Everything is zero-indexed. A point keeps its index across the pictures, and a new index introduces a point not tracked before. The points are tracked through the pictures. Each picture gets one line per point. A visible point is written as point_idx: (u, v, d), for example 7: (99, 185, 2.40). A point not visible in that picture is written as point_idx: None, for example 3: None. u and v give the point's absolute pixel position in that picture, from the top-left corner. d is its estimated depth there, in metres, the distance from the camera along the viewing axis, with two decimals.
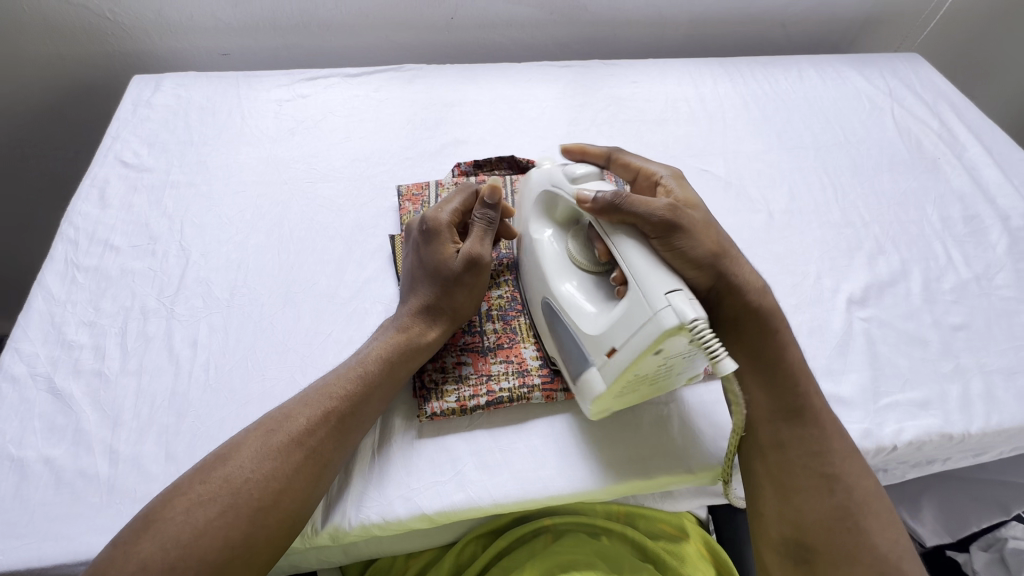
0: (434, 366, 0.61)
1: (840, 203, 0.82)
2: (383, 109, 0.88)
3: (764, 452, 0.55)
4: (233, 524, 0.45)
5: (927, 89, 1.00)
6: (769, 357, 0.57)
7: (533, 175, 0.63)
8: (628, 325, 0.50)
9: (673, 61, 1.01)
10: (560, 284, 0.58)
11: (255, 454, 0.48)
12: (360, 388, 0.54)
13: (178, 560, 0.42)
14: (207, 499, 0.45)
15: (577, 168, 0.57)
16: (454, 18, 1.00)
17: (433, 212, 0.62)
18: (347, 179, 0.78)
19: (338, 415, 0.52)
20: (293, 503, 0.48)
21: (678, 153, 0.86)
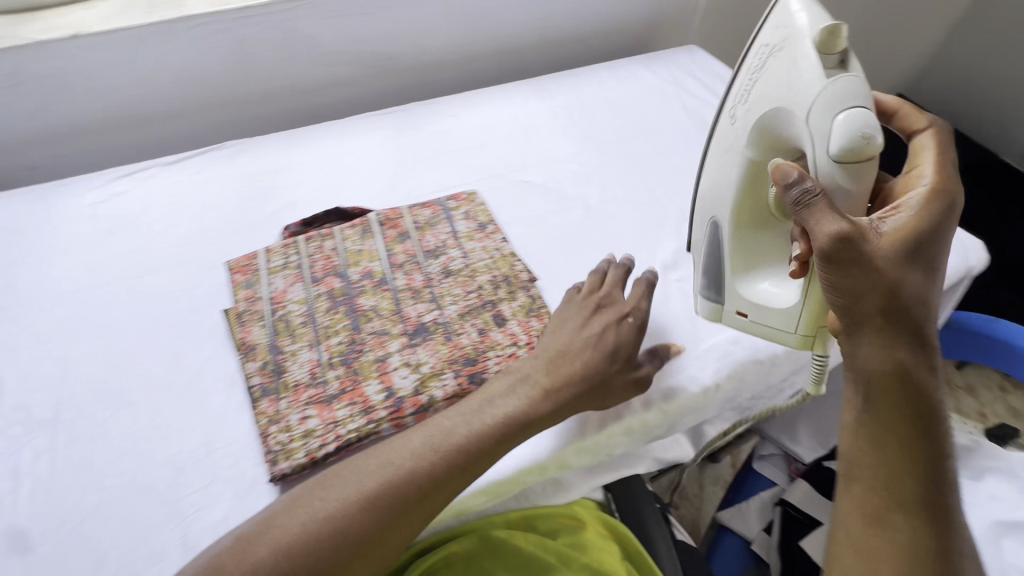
0: (279, 429, 0.60)
1: (645, 185, 0.92)
2: (206, 189, 0.88)
3: (893, 457, 0.48)
4: (326, 544, 0.50)
5: (705, 72, 1.16)
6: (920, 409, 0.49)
7: (813, 91, 0.53)
8: (774, 322, 0.65)
9: (487, 90, 1.10)
10: (733, 236, 0.66)
11: (354, 489, 0.53)
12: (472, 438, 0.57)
13: (277, 562, 0.48)
14: (338, 512, 0.51)
15: (837, 143, 0.51)
16: (270, 89, 1.03)
17: (633, 302, 0.69)
18: (175, 265, 0.78)
19: (452, 469, 0.55)
20: (367, 543, 0.51)
21: (500, 170, 0.93)
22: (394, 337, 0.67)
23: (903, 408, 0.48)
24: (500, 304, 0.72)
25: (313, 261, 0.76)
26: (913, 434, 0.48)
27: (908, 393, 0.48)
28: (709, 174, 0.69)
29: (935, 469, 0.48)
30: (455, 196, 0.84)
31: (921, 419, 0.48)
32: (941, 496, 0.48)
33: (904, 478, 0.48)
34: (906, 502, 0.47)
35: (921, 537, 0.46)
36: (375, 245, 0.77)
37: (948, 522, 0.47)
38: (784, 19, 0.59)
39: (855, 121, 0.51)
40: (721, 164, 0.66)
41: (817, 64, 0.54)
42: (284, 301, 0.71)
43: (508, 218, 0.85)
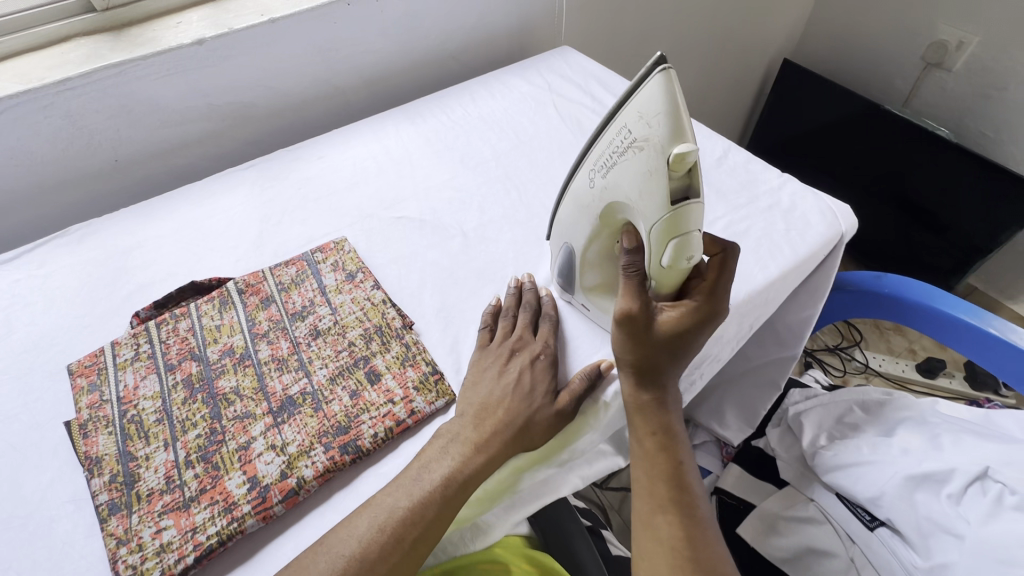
0: (129, 549, 0.54)
1: (524, 201, 0.90)
2: (50, 284, 0.81)
3: (656, 475, 0.58)
4: None
5: (578, 73, 1.15)
6: (668, 430, 0.60)
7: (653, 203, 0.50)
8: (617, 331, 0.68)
9: (357, 125, 1.06)
10: (581, 257, 0.64)
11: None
12: (410, 517, 0.55)
13: None
14: None
15: (665, 258, 0.53)
16: (119, 159, 0.96)
17: (542, 340, 0.67)
18: (14, 377, 0.70)
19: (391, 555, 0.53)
20: None
21: (373, 210, 0.89)
22: (258, 418, 0.62)
23: (648, 428, 0.60)
24: (374, 359, 0.68)
25: (167, 347, 0.70)
26: (657, 449, 0.59)
27: (649, 415, 0.60)
28: (569, 200, 0.63)
29: (682, 478, 0.58)
30: (321, 248, 0.79)
31: (665, 436, 0.60)
32: (691, 502, 0.57)
33: (658, 487, 0.58)
34: (663, 510, 0.57)
35: (674, 539, 0.55)
36: (235, 316, 0.72)
37: (700, 525, 0.56)
38: (650, 110, 0.47)
39: (679, 253, 0.52)
40: (582, 207, 0.60)
41: (666, 191, 0.49)
42: (135, 399, 0.65)
43: (382, 260, 0.81)
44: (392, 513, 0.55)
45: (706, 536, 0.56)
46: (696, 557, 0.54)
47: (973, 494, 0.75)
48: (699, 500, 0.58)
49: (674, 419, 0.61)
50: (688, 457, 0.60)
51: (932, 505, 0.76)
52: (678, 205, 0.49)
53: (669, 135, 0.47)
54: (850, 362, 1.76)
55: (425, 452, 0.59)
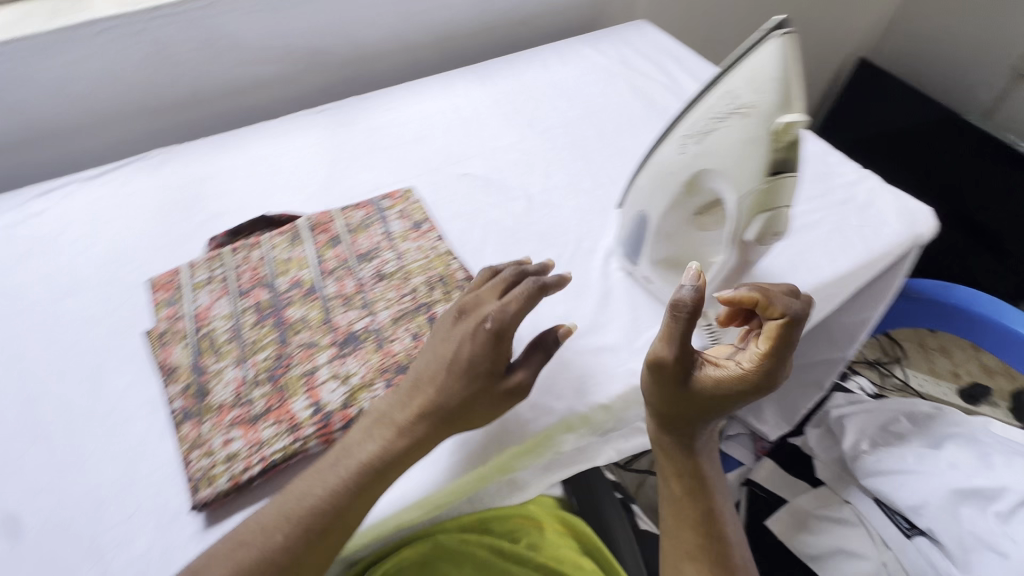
0: (201, 453, 0.58)
1: (590, 170, 0.89)
2: (130, 203, 0.84)
3: (688, 518, 0.63)
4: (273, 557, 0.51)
5: (653, 48, 1.12)
6: (696, 475, 0.63)
7: (747, 170, 0.49)
8: None
9: (428, 80, 1.06)
10: (654, 225, 0.64)
11: (251, 557, 0.50)
12: (341, 486, 0.53)
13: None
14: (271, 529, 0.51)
15: (750, 228, 0.52)
16: (198, 91, 0.98)
17: (500, 308, 0.58)
18: (98, 286, 0.74)
19: (343, 499, 0.53)
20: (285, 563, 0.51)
21: (440, 164, 0.90)
22: (323, 348, 0.65)
23: (677, 474, 0.63)
24: (436, 306, 0.69)
25: (239, 273, 0.72)
26: (685, 493, 0.63)
27: (678, 461, 0.63)
28: (652, 168, 0.61)
29: (712, 520, 0.63)
30: (389, 196, 0.80)
31: (695, 482, 0.63)
32: (718, 547, 0.62)
33: (686, 530, 0.62)
34: (689, 553, 0.61)
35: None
36: (304, 251, 0.74)
37: (727, 569, 0.61)
38: (764, 73, 0.47)
39: (766, 224, 0.51)
40: (664, 174, 0.58)
41: (764, 158, 0.48)
42: (209, 318, 0.68)
43: (446, 214, 0.82)
44: (327, 480, 0.53)
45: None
46: None
47: (1022, 516, 0.74)
48: (728, 541, 0.63)
49: (704, 465, 0.64)
50: (717, 497, 0.64)
51: (979, 522, 0.76)
52: (773, 175, 0.48)
53: (778, 102, 0.46)
54: (889, 377, 1.71)
55: (367, 417, 0.57)
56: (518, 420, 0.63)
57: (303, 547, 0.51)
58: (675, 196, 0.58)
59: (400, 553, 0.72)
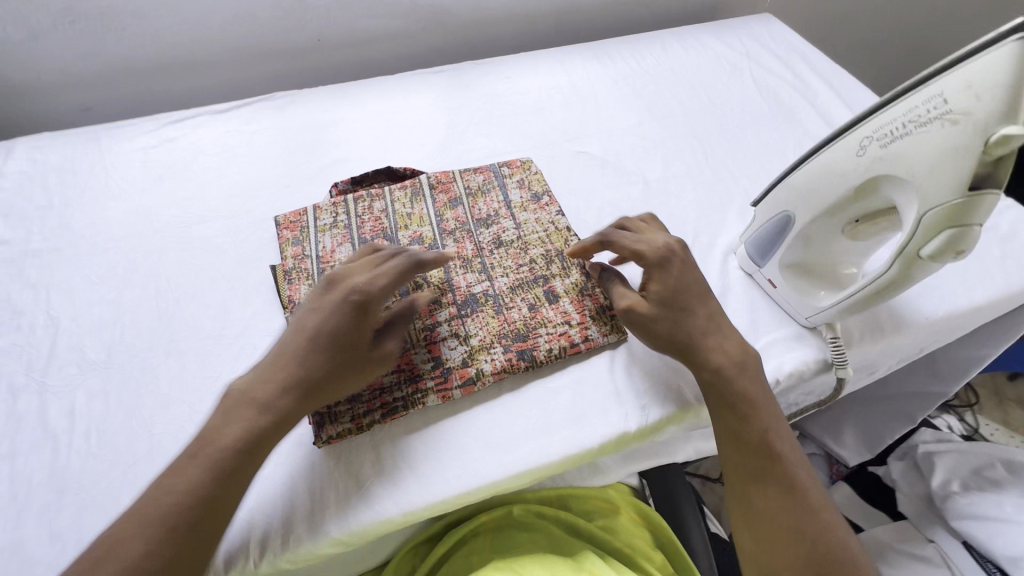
0: None
1: (710, 164, 0.86)
2: (256, 141, 0.86)
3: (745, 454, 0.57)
4: (151, 554, 0.45)
5: (780, 46, 1.07)
6: (747, 401, 0.58)
7: (945, 182, 0.46)
8: (803, 308, 0.66)
9: (544, 52, 1.04)
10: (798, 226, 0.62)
11: (111, 571, 0.44)
12: (213, 473, 0.49)
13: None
14: (137, 533, 0.45)
15: (927, 245, 0.50)
16: (321, 39, 0.99)
17: (366, 283, 0.57)
18: (225, 217, 0.77)
19: (230, 475, 0.49)
20: (164, 558, 0.45)
21: (556, 139, 0.88)
22: (443, 306, 0.65)
23: (723, 408, 0.59)
24: (553, 279, 0.69)
25: (362, 222, 0.73)
26: (737, 424, 0.58)
27: (721, 389, 0.59)
28: (813, 165, 0.59)
29: (771, 452, 0.57)
30: (510, 164, 0.80)
31: (742, 407, 0.58)
32: (782, 473, 0.56)
33: (744, 462, 0.57)
34: (748, 482, 0.56)
35: (770, 510, 0.55)
36: (425, 209, 0.75)
37: (793, 493, 0.55)
38: (985, 80, 0.44)
39: (948, 243, 0.49)
40: (831, 172, 0.56)
41: (970, 171, 0.45)
42: (332, 262, 0.70)
43: (562, 190, 0.81)
44: (187, 474, 0.48)
45: (807, 506, 0.55)
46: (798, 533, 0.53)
47: None
48: (792, 469, 0.56)
49: (750, 386, 0.59)
50: (774, 424, 0.58)
51: None
52: (973, 191, 0.46)
53: (999, 112, 0.44)
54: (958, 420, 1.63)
55: (224, 402, 0.53)
56: (633, 402, 0.62)
57: (171, 554, 0.45)
58: (840, 197, 0.56)
59: (478, 518, 0.71)
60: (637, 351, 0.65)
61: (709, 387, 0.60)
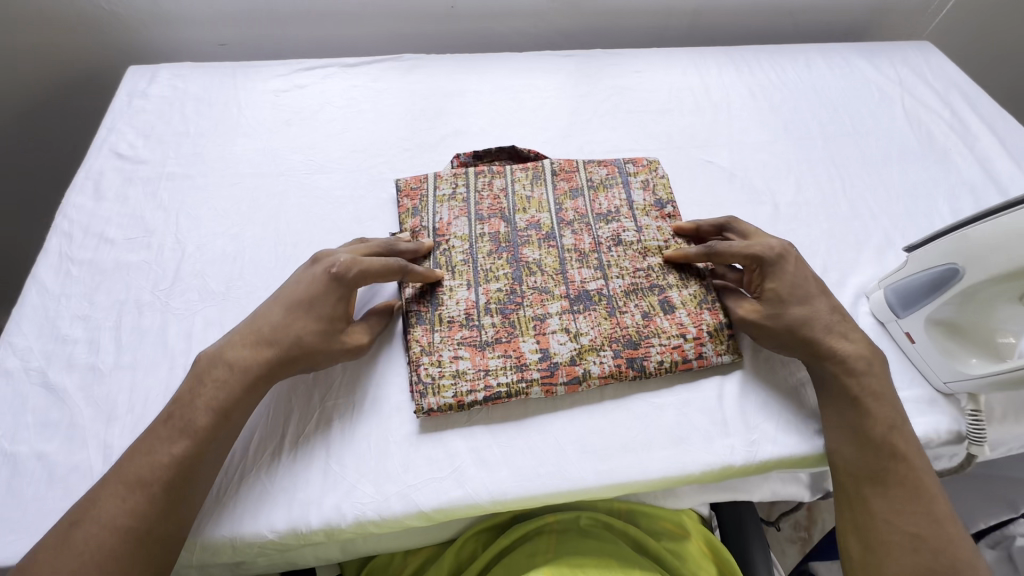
0: (430, 360, 0.59)
1: (848, 196, 0.80)
2: (381, 100, 0.86)
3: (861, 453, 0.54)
4: (130, 513, 0.46)
5: (939, 77, 0.97)
6: (869, 399, 0.56)
7: None
8: (941, 373, 0.61)
9: (678, 50, 0.99)
10: (967, 283, 0.56)
11: (90, 530, 0.45)
12: (189, 434, 0.50)
13: (105, 534, 0.45)
14: (119, 493, 0.47)
15: None
16: (455, 7, 0.97)
17: (349, 260, 0.58)
18: (347, 171, 0.77)
19: (204, 440, 0.50)
20: (149, 516, 0.46)
21: (684, 144, 0.84)
22: (555, 297, 0.64)
23: (842, 402, 0.56)
24: (670, 288, 0.65)
25: (480, 197, 0.72)
26: (858, 419, 0.55)
27: (842, 384, 0.57)
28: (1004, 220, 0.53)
29: (895, 453, 0.53)
30: (636, 162, 0.76)
31: (865, 404, 0.56)
32: (904, 475, 0.52)
33: (861, 461, 0.54)
34: (864, 483, 0.53)
35: (889, 512, 0.51)
36: (544, 194, 0.73)
37: (918, 499, 0.51)
38: None
39: None
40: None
41: None
42: (447, 234, 0.69)
43: (685, 199, 0.78)
44: (158, 440, 0.49)
45: (931, 514, 0.51)
46: (921, 541, 0.49)
47: None
48: (916, 475, 0.53)
49: (875, 385, 0.57)
50: (900, 426, 0.55)
51: None
52: None
53: None
54: None
55: (196, 365, 0.54)
56: (741, 434, 0.58)
57: (156, 512, 0.47)
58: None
59: (545, 517, 0.68)
60: (750, 382, 0.61)
61: (829, 383, 0.58)
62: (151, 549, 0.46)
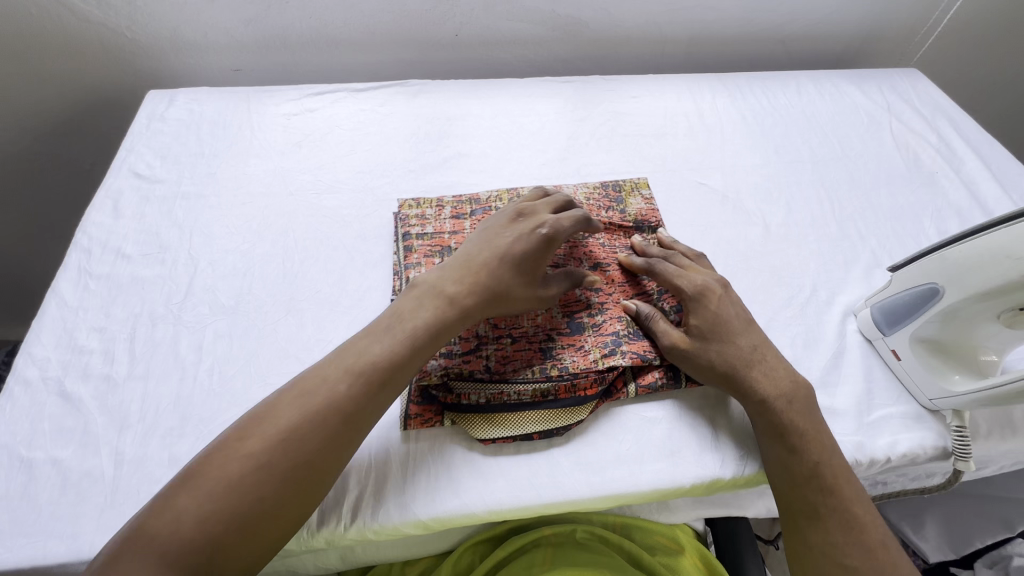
0: (424, 242, 0.71)
1: (837, 217, 0.83)
2: (388, 123, 0.90)
3: (794, 480, 0.55)
4: (285, 450, 0.47)
5: (926, 103, 1.01)
6: (794, 427, 0.57)
7: None
8: (927, 390, 0.62)
9: (673, 76, 1.03)
10: (947, 303, 0.58)
11: (249, 457, 0.47)
12: (354, 388, 0.51)
13: (257, 465, 0.46)
14: (281, 425, 0.48)
15: None
16: (459, 35, 1.02)
17: (556, 223, 0.63)
18: (352, 190, 0.81)
19: (376, 396, 0.52)
20: (303, 461, 0.48)
21: (676, 166, 0.87)
22: None
23: (771, 431, 0.57)
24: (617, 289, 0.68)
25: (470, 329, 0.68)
26: (788, 451, 0.56)
27: (769, 419, 0.57)
28: (977, 242, 0.56)
29: (828, 480, 0.55)
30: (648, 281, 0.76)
31: (792, 438, 0.56)
32: (836, 507, 0.53)
33: (795, 494, 0.55)
34: (800, 517, 0.54)
35: (828, 547, 0.52)
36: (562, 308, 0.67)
37: (852, 529, 0.52)
38: None
39: None
40: (1002, 255, 0.54)
41: None
42: None
43: (679, 219, 0.80)
44: (331, 386, 0.51)
45: (868, 544, 0.51)
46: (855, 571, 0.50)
47: None
48: (849, 504, 0.53)
49: (799, 420, 0.57)
50: (827, 456, 0.56)
51: None
52: None
53: None
54: None
55: (391, 313, 0.56)
56: (730, 449, 0.60)
57: (306, 458, 0.48)
58: (1009, 281, 0.53)
59: (541, 530, 0.69)
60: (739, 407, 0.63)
61: (755, 418, 0.59)
62: (301, 491, 0.48)
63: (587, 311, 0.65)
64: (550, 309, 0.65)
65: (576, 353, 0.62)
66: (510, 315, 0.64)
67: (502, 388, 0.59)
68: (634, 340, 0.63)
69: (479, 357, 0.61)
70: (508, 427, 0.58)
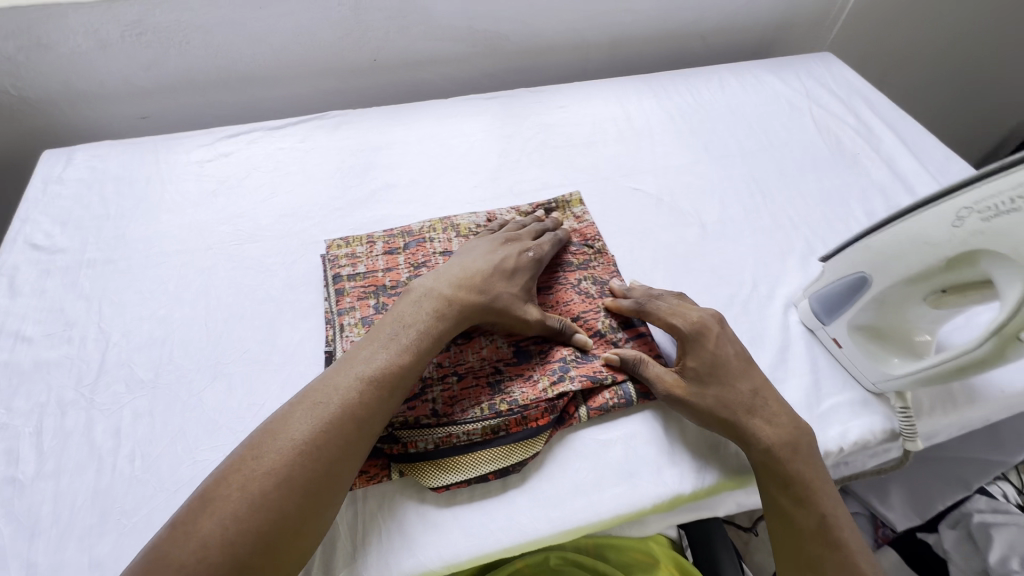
0: (356, 284, 0.66)
1: (769, 208, 0.84)
2: (309, 160, 0.86)
3: (798, 532, 0.54)
4: (301, 466, 0.46)
5: (841, 85, 1.04)
6: (800, 480, 0.55)
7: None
8: (870, 375, 0.63)
9: (598, 81, 1.02)
10: (876, 290, 0.59)
11: (264, 474, 0.45)
12: (366, 401, 0.51)
13: (273, 483, 0.45)
14: (294, 441, 0.47)
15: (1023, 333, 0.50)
16: (377, 59, 0.99)
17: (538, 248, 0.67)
18: (276, 236, 0.77)
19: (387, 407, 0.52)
20: (319, 475, 0.47)
21: (609, 174, 0.87)
22: None
23: (777, 482, 0.56)
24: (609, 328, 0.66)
25: None
26: (792, 503, 0.55)
27: (773, 470, 0.56)
28: (896, 230, 0.57)
29: (833, 533, 0.54)
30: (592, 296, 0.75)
31: (795, 488, 0.55)
32: (841, 561, 0.53)
33: (798, 545, 0.54)
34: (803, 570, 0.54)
35: None
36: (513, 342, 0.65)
37: None
38: None
39: None
40: (919, 241, 0.55)
41: None
42: None
43: (617, 228, 0.79)
44: (341, 399, 0.50)
45: None
46: None
47: None
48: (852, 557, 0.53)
49: (804, 470, 0.56)
50: (833, 509, 0.55)
51: None
52: None
53: None
54: None
55: (393, 323, 0.56)
56: (687, 462, 0.60)
57: (321, 472, 0.47)
58: (929, 266, 0.55)
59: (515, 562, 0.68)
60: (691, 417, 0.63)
61: (758, 468, 0.57)
62: (317, 506, 0.47)
63: (534, 339, 0.63)
64: (495, 340, 0.63)
65: (525, 384, 0.60)
66: (454, 351, 0.62)
67: (450, 430, 0.56)
68: (582, 363, 0.62)
69: (425, 401, 0.58)
70: (462, 471, 0.56)
